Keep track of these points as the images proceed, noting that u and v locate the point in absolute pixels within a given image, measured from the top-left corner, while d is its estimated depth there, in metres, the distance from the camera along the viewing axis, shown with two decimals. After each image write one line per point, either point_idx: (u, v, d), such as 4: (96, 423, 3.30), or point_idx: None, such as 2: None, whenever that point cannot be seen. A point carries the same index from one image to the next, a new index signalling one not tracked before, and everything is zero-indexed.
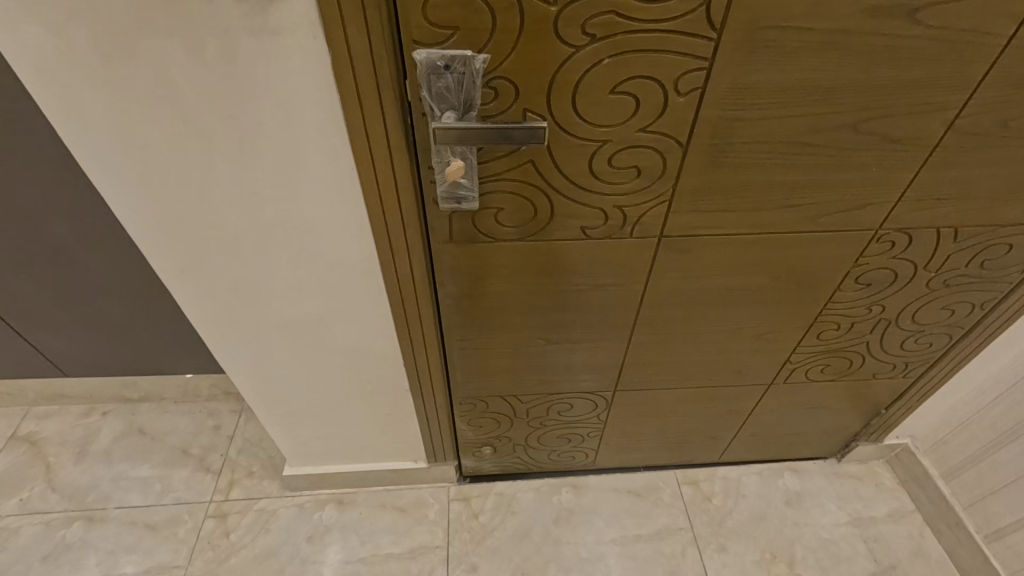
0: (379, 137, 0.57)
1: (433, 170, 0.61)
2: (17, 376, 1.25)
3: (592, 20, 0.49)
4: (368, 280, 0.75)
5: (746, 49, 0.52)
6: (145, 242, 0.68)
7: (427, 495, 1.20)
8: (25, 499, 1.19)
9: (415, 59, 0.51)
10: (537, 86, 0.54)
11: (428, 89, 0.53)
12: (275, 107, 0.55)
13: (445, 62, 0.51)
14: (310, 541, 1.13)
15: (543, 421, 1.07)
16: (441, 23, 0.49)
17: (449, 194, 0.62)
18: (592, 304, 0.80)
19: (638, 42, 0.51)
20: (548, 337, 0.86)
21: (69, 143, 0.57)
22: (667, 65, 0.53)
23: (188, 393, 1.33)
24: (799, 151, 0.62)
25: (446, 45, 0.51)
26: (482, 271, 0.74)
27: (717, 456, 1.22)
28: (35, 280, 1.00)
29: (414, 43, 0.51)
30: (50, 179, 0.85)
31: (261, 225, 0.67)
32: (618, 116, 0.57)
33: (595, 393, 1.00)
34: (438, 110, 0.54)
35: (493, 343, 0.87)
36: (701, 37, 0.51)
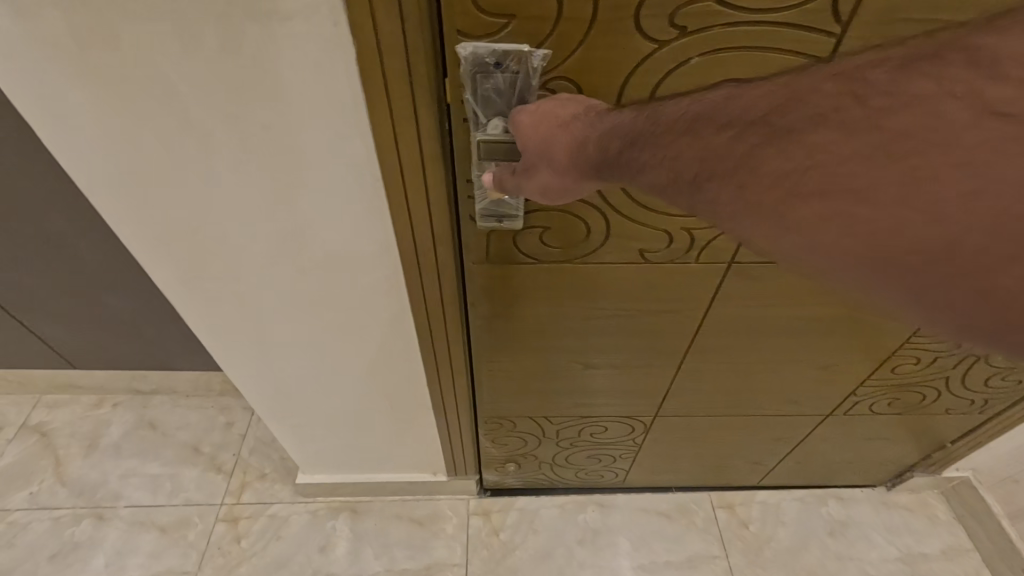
0: (410, 145, 0.48)
1: (471, 183, 0.52)
2: (27, 366, 1.20)
3: (681, 11, 0.40)
4: (390, 296, 0.67)
5: (875, 47, 0.41)
6: (141, 251, 0.60)
7: (446, 508, 1.13)
8: (34, 493, 1.16)
9: (460, 54, 0.43)
10: (605, 88, 0.45)
11: (474, 90, 0.44)
12: (286, 106, 0.46)
13: (496, 59, 0.43)
14: (322, 551, 1.08)
15: (574, 441, 0.99)
16: (493, 9, 0.40)
17: (490, 211, 0.54)
18: (641, 331, 0.72)
19: (739, 36, 0.41)
20: (586, 361, 0.78)
21: (48, 141, 0.49)
22: (772, 65, 0.43)
23: (199, 387, 1.28)
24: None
25: (497, 37, 0.42)
26: (520, 292, 0.66)
27: (757, 480, 1.13)
28: (36, 273, 0.93)
29: (458, 33, 0.42)
30: (42, 169, 0.77)
31: (270, 236, 0.59)
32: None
33: (632, 416, 0.91)
34: (483, 116, 0.46)
35: (526, 365, 0.79)
36: (819, 33, 0.41)
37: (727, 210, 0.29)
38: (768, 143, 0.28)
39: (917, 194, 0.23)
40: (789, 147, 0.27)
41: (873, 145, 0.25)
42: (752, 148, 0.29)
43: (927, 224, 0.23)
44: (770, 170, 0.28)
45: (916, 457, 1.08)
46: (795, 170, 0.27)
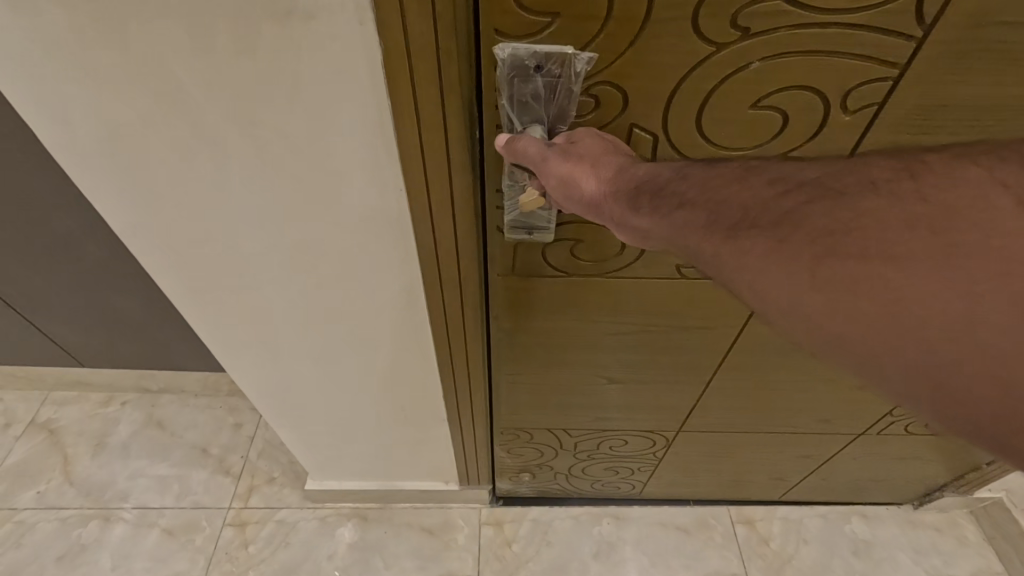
0: (437, 155, 0.44)
1: (501, 193, 0.50)
2: (35, 364, 1.19)
3: (742, 11, 0.38)
4: (408, 309, 0.64)
5: (955, 53, 0.39)
6: (151, 260, 0.58)
7: (457, 517, 1.11)
8: (42, 492, 1.14)
9: (495, 55, 0.41)
10: (654, 93, 0.43)
11: (511, 94, 0.42)
12: (305, 113, 0.43)
13: (537, 62, 0.40)
14: (331, 560, 1.06)
15: (592, 454, 0.96)
16: (537, 6, 0.38)
17: (519, 222, 0.52)
18: (671, 346, 0.68)
19: (808, 38, 0.39)
20: (611, 376, 0.75)
21: (49, 145, 0.46)
22: (839, 72, 0.41)
23: (208, 387, 1.26)
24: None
25: (539, 38, 0.40)
26: (546, 304, 0.63)
27: (779, 495, 1.10)
28: (44, 272, 0.91)
29: (496, 32, 0.40)
30: (48, 168, 0.74)
31: (283, 246, 0.56)
32: (757, 136, 0.45)
33: (655, 431, 0.88)
34: (519, 123, 0.44)
35: (547, 379, 0.77)
36: (887, 35, 0.39)
37: (757, 257, 0.29)
38: (817, 201, 0.29)
39: (951, 269, 0.25)
40: (836, 206, 0.28)
41: (915, 215, 0.26)
42: (796, 207, 0.30)
43: (956, 299, 0.24)
44: (811, 225, 0.28)
45: (947, 477, 1.03)
46: (839, 228, 0.27)
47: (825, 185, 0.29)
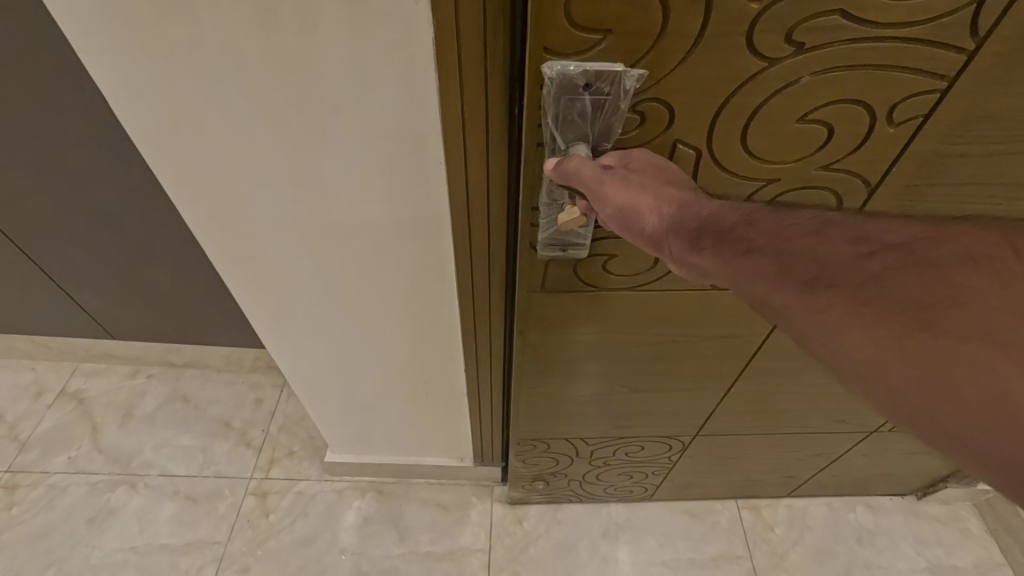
0: (476, 131, 0.48)
1: (537, 211, 0.53)
2: (67, 335, 1.23)
3: (796, 28, 0.41)
4: (439, 284, 0.68)
5: (1006, 65, 0.43)
6: (202, 230, 0.61)
7: (471, 494, 1.14)
8: (72, 458, 1.19)
9: (545, 73, 0.43)
10: (705, 108, 0.46)
11: (559, 111, 0.45)
12: (360, 95, 0.46)
13: (587, 80, 0.43)
14: (349, 531, 1.10)
15: (608, 460, 0.98)
16: (590, 24, 0.40)
17: (554, 240, 0.55)
18: (694, 355, 0.73)
19: (858, 51, 0.42)
20: (634, 386, 0.79)
21: (132, 132, 0.51)
22: (886, 87, 0.45)
23: (231, 363, 1.30)
24: (993, 183, 0.53)
25: (587, 55, 0.42)
26: (576, 315, 0.66)
27: (785, 493, 1.12)
28: (85, 244, 0.95)
29: (545, 50, 0.42)
30: (96, 144, 0.77)
31: (326, 220, 0.59)
32: (802, 148, 0.49)
33: (671, 437, 0.91)
34: (563, 139, 0.47)
35: (568, 391, 0.80)
36: (937, 46, 0.42)
37: (838, 318, 0.30)
38: (905, 268, 0.30)
39: None
40: (926, 278, 0.29)
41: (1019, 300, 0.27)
42: (883, 272, 0.30)
43: None
44: (899, 294, 0.29)
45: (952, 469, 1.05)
46: (932, 302, 0.28)
47: (922, 257, 0.30)
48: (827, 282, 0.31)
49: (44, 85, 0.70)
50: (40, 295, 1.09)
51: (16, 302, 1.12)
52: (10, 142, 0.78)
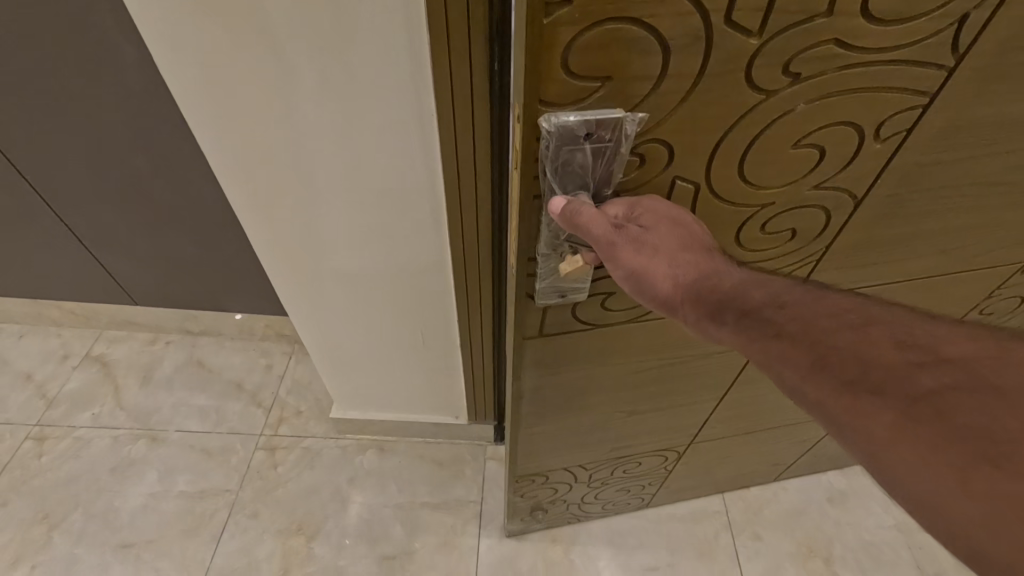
0: (462, 83, 0.57)
1: (535, 262, 0.55)
2: (93, 302, 1.33)
3: (792, 60, 0.43)
4: (433, 230, 0.77)
5: (978, 78, 0.47)
6: (226, 176, 0.70)
7: (466, 452, 1.22)
8: (96, 414, 1.27)
9: (543, 124, 0.44)
10: (702, 144, 0.48)
11: (559, 160, 0.46)
12: (367, 52, 0.56)
13: (587, 130, 0.44)
14: (351, 482, 1.17)
15: (605, 480, 1.02)
16: (588, 71, 0.41)
17: (552, 287, 0.58)
18: (686, 370, 0.80)
19: (849, 78, 0.45)
20: (632, 410, 0.85)
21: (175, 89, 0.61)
22: (873, 110, 0.48)
23: (244, 331, 1.39)
24: (960, 182, 0.58)
25: (584, 104, 0.43)
26: (577, 354, 0.71)
27: (776, 477, 1.15)
28: (116, 209, 1.05)
29: (540, 101, 0.42)
30: (130, 111, 0.86)
31: (336, 168, 0.69)
32: (796, 170, 0.52)
33: (668, 448, 0.97)
34: (562, 186, 0.49)
35: (568, 421, 0.84)
36: (924, 66, 0.45)
37: (884, 423, 0.36)
38: (964, 391, 0.35)
39: None
40: (973, 402, 0.35)
41: None
42: (932, 390, 0.36)
43: None
44: (945, 413, 0.35)
45: None
46: (989, 435, 0.33)
47: (982, 382, 0.35)
48: (874, 390, 0.37)
49: (88, 56, 0.79)
50: (72, 259, 1.18)
51: (49, 267, 1.22)
52: (55, 108, 0.87)
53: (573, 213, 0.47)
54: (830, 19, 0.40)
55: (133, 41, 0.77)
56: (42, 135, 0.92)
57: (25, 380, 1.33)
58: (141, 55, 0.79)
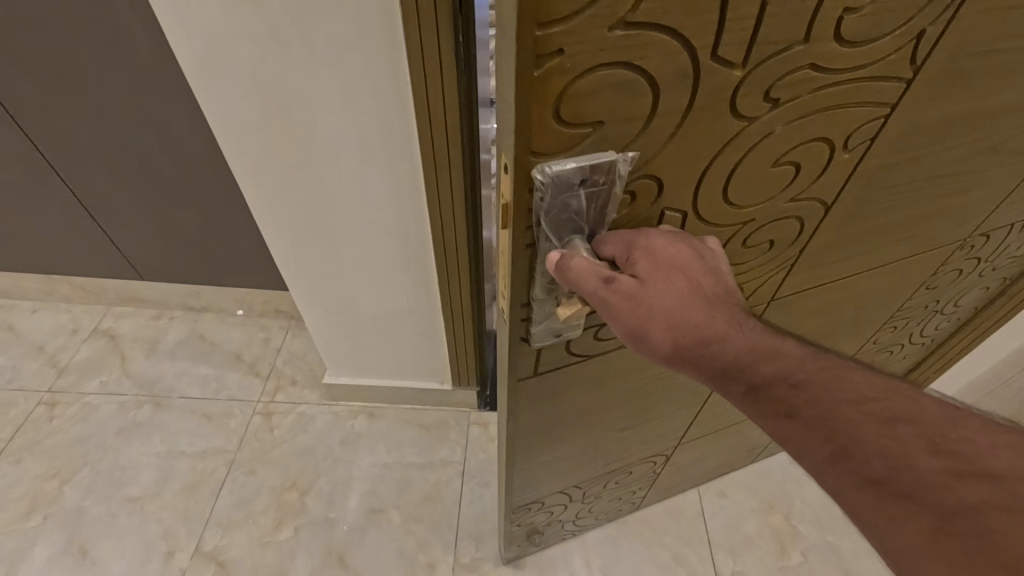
0: (433, 53, 0.65)
1: (529, 306, 0.53)
2: (102, 277, 1.41)
3: (772, 87, 0.42)
4: (413, 196, 0.85)
5: (934, 83, 0.48)
6: (226, 141, 0.78)
7: (451, 418, 1.30)
8: (104, 382, 1.36)
9: (536, 175, 0.41)
10: (690, 173, 0.47)
11: (553, 209, 0.44)
12: (350, 25, 0.64)
13: (582, 176, 0.42)
14: (342, 444, 1.25)
15: (597, 493, 1.01)
16: (580, 117, 0.39)
17: (550, 330, 0.56)
18: (673, 382, 0.81)
19: (820, 97, 0.45)
20: (624, 426, 0.85)
21: (181, 59, 0.69)
22: (842, 124, 0.49)
23: (243, 307, 1.47)
24: (913, 180, 0.60)
25: (578, 150, 0.41)
26: (572, 384, 0.69)
27: (751, 459, 1.20)
28: (126, 185, 1.13)
29: (532, 152, 0.40)
30: (141, 90, 0.95)
31: (324, 134, 0.77)
32: (772, 187, 0.52)
33: (656, 454, 0.98)
34: (558, 233, 0.46)
35: (564, 448, 0.83)
36: (886, 80, 0.46)
37: (909, 530, 0.34)
38: (1007, 510, 0.32)
39: None
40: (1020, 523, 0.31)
41: None
42: (976, 504, 0.33)
43: None
44: (986, 534, 0.31)
45: None
46: None
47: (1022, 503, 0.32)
48: (902, 492, 0.35)
49: (105, 38, 0.88)
50: (84, 234, 1.27)
51: (62, 243, 1.30)
52: (72, 87, 0.96)
53: (570, 270, 0.45)
54: (805, 45, 0.40)
55: (145, 24, 0.86)
56: (59, 113, 1.01)
57: (37, 352, 1.41)
58: (152, 37, 0.87)
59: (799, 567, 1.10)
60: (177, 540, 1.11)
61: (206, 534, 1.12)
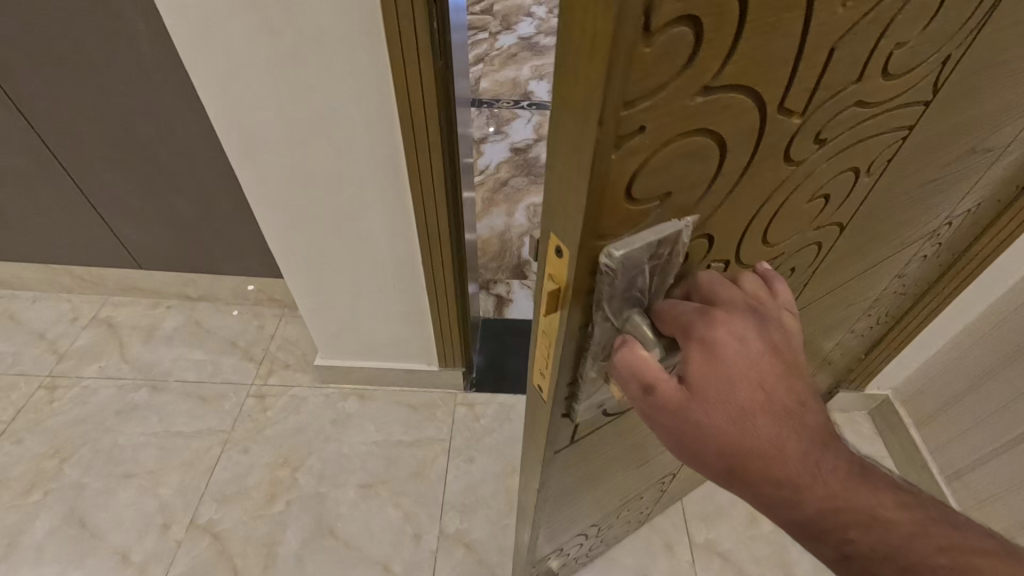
0: (410, 38, 0.71)
1: (576, 383, 0.48)
2: (101, 266, 1.46)
3: (824, 128, 0.42)
4: (396, 177, 0.90)
5: (944, 102, 0.49)
6: (220, 121, 0.84)
7: (438, 398, 1.35)
8: (103, 367, 1.40)
9: (604, 259, 0.36)
10: (738, 224, 0.45)
11: (618, 293, 0.38)
12: (332, 11, 0.70)
13: (650, 253, 0.37)
14: (333, 423, 1.30)
15: (612, 523, 0.98)
16: (651, 191, 0.35)
17: (595, 404, 0.51)
18: None
19: (855, 130, 0.45)
20: (643, 460, 0.82)
21: (179, 41, 0.74)
22: (868, 151, 0.49)
23: (238, 296, 1.52)
24: (910, 188, 0.61)
25: (645, 225, 0.36)
26: (602, 438, 0.65)
27: None
28: (125, 173, 1.19)
29: (599, 236, 0.35)
30: (141, 80, 1.01)
31: (311, 115, 0.82)
32: (804, 219, 0.52)
33: (665, 476, 0.96)
34: (618, 315, 0.41)
35: (589, 497, 0.79)
36: (908, 106, 0.47)
37: None
38: None
39: None
40: None
41: None
42: None
43: None
44: None
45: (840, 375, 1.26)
46: None
47: None
48: None
49: (108, 30, 0.94)
50: (85, 222, 1.32)
51: (63, 231, 1.36)
52: (76, 78, 1.02)
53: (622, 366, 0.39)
54: (857, 85, 0.40)
55: (146, 17, 0.92)
56: (62, 103, 1.06)
57: (37, 339, 1.46)
58: (152, 28, 0.93)
59: (771, 535, 1.15)
60: (173, 513, 1.15)
61: (201, 508, 1.16)
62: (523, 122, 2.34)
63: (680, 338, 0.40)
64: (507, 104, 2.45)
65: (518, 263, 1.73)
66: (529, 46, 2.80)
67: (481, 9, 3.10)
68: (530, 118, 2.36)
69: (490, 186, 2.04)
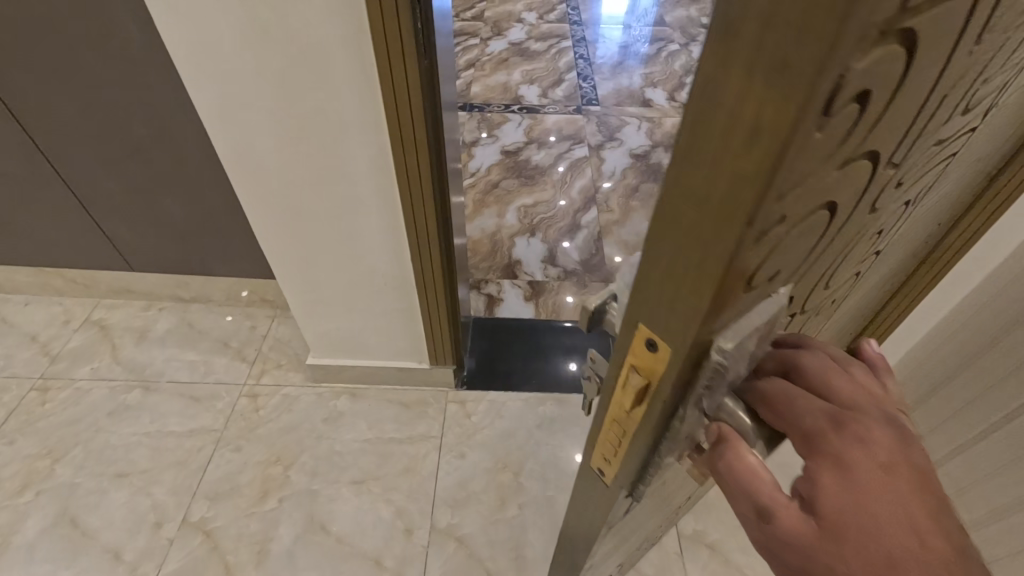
0: (394, 37, 0.73)
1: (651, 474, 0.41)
2: (94, 269, 1.47)
3: (914, 170, 0.37)
4: (383, 175, 0.92)
5: (995, 123, 0.46)
6: (210, 119, 0.86)
7: (429, 396, 1.36)
8: (95, 368, 1.41)
9: (712, 359, 0.29)
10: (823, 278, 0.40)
11: (720, 391, 0.31)
12: (318, 11, 0.72)
13: (760, 343, 0.30)
14: (325, 421, 1.31)
15: (636, 552, 0.97)
16: (776, 272, 0.27)
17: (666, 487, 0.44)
18: None
19: (930, 166, 0.40)
20: (679, 498, 0.80)
21: (170, 41, 0.76)
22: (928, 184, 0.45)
23: (230, 297, 1.53)
24: (937, 205, 0.59)
25: (762, 312, 0.29)
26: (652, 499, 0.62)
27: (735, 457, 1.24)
28: (117, 174, 1.20)
29: (712, 335, 0.27)
30: (131, 80, 1.02)
31: (300, 114, 0.84)
32: (864, 257, 0.48)
33: (689, 503, 0.94)
34: (716, 412, 0.34)
35: (629, 541, 0.76)
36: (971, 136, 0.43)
37: None
38: None
39: None
40: None
41: None
42: None
43: None
44: None
45: None
46: None
47: None
48: None
49: (99, 31, 0.96)
50: (77, 224, 1.33)
51: (55, 234, 1.37)
52: (67, 79, 1.03)
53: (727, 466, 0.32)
54: (953, 121, 0.35)
55: (137, 19, 0.94)
56: (54, 104, 1.08)
57: (30, 341, 1.46)
58: (142, 31, 0.95)
59: None
60: (165, 511, 1.16)
61: (193, 506, 1.17)
62: (514, 126, 2.37)
63: (800, 446, 0.31)
64: (498, 108, 2.48)
65: (508, 264, 1.75)
66: (519, 51, 2.84)
67: (471, 15, 3.14)
68: (520, 121, 2.39)
69: (481, 188, 2.06)
